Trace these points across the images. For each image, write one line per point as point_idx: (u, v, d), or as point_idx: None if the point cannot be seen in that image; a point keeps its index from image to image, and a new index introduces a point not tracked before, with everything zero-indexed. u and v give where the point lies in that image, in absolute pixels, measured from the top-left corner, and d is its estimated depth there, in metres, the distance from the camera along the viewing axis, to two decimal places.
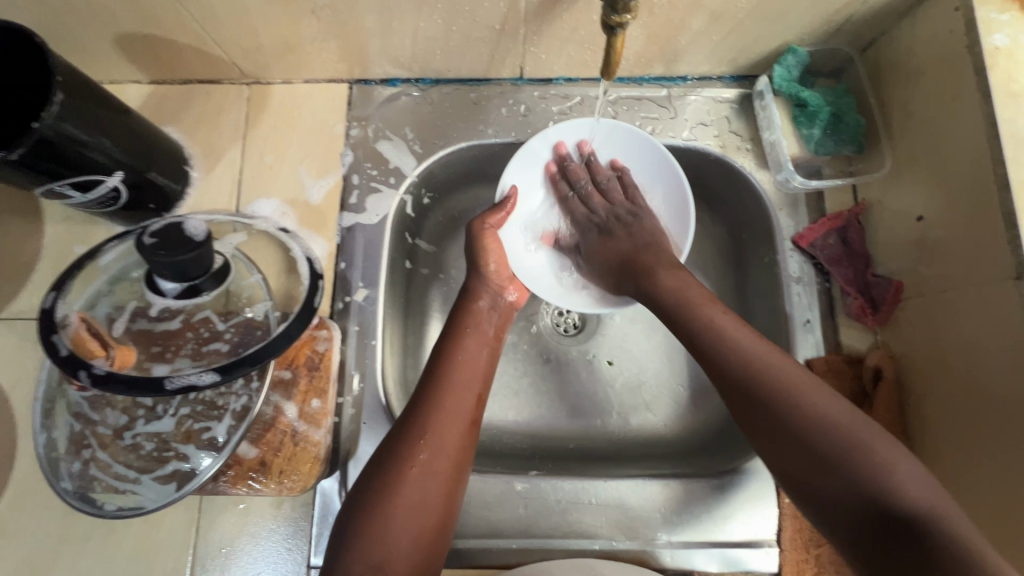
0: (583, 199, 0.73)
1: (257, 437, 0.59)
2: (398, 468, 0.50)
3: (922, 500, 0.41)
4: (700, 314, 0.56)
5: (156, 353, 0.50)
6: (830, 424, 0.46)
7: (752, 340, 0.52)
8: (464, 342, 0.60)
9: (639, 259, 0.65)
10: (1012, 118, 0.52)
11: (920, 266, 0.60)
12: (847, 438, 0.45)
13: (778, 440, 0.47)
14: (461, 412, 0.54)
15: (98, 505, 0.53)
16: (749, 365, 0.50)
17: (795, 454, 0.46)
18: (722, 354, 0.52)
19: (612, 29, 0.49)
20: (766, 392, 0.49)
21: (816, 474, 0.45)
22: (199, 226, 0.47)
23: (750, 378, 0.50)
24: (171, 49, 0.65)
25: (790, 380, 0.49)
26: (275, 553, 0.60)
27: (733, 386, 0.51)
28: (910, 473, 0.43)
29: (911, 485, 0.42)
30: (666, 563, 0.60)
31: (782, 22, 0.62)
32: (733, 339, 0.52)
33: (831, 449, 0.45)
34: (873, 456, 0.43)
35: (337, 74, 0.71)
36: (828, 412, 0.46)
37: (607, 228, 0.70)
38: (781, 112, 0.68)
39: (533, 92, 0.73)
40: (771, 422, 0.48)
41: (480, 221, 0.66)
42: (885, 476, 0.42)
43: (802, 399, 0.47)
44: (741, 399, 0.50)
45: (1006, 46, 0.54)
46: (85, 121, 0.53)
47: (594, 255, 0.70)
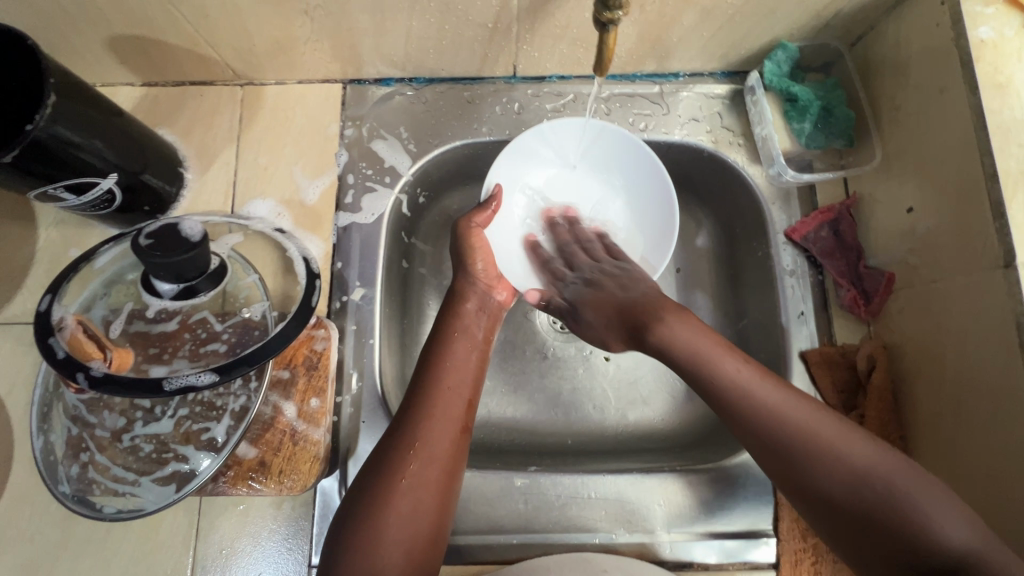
0: (568, 257, 0.72)
1: (256, 437, 0.59)
2: (389, 477, 0.50)
3: (965, 544, 0.41)
4: (716, 370, 0.53)
5: (153, 355, 0.50)
6: (866, 477, 0.45)
7: (776, 394, 0.50)
8: (454, 348, 0.60)
9: (637, 309, 0.61)
10: (998, 108, 0.53)
11: (911, 257, 0.61)
12: (884, 485, 0.44)
13: (812, 498, 0.47)
14: (450, 419, 0.54)
15: (97, 508, 0.53)
16: (772, 419, 0.49)
17: (830, 511, 0.46)
18: (744, 408, 0.51)
19: (604, 26, 0.49)
20: (795, 451, 0.47)
21: (855, 527, 0.44)
22: (195, 226, 0.47)
23: (776, 438, 0.49)
24: (163, 51, 0.65)
25: (815, 435, 0.47)
26: (276, 554, 0.59)
27: (761, 445, 0.49)
28: (949, 517, 0.42)
29: (953, 530, 0.41)
30: (665, 555, 0.61)
31: (772, 18, 0.63)
32: (754, 395, 0.51)
33: (868, 505, 0.44)
34: (915, 506, 0.43)
35: (331, 74, 0.71)
36: (860, 461, 0.45)
37: (595, 281, 0.68)
38: (772, 107, 0.69)
39: (526, 90, 0.73)
40: (804, 481, 0.47)
41: (467, 219, 0.66)
42: (925, 524, 0.42)
43: (833, 449, 0.46)
44: (771, 459, 0.49)
45: (991, 38, 0.55)
46: (79, 124, 0.53)
47: (587, 306, 0.66)
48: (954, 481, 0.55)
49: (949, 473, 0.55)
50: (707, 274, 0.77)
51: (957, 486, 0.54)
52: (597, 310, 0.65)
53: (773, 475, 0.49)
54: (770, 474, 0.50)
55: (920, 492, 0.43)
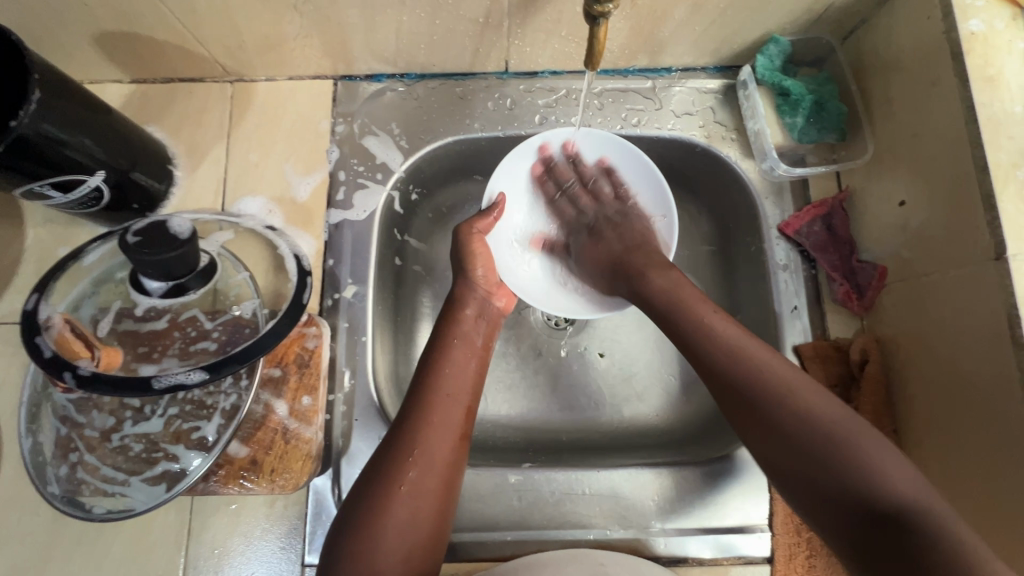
0: (572, 199, 0.73)
1: (247, 436, 0.58)
2: (386, 488, 0.49)
3: (902, 490, 0.41)
4: (690, 316, 0.55)
5: (141, 353, 0.49)
6: (821, 423, 0.45)
7: (747, 343, 0.52)
8: (452, 354, 0.59)
9: (628, 259, 0.66)
10: (989, 101, 0.53)
11: (903, 251, 0.61)
12: (830, 429, 0.45)
13: (768, 439, 0.47)
14: (448, 427, 0.53)
15: (87, 508, 0.53)
16: (736, 364, 0.50)
17: (783, 454, 0.46)
18: (713, 354, 0.52)
19: (595, 19, 0.49)
20: (752, 387, 0.49)
21: (800, 470, 0.45)
22: (184, 223, 0.47)
23: (737, 374, 0.50)
24: (151, 47, 0.64)
25: (778, 379, 0.48)
26: (268, 554, 0.59)
27: (725, 388, 0.51)
28: (891, 464, 0.43)
29: (893, 475, 0.42)
30: (659, 551, 0.60)
31: (763, 12, 0.62)
32: (725, 340, 0.52)
33: (820, 449, 0.44)
34: (863, 451, 0.43)
35: (321, 70, 0.71)
36: (812, 405, 0.46)
37: (597, 230, 0.72)
38: (765, 101, 0.69)
39: (519, 86, 0.73)
40: (761, 422, 0.48)
41: (468, 225, 0.66)
42: (866, 467, 0.43)
43: (789, 394, 0.47)
44: (733, 401, 0.50)
45: (981, 31, 0.55)
46: (66, 121, 0.52)
47: (585, 257, 0.71)
48: (947, 475, 0.55)
49: (943, 466, 0.55)
50: (700, 270, 0.76)
51: (950, 481, 0.54)
52: (592, 260, 0.70)
53: (733, 418, 0.50)
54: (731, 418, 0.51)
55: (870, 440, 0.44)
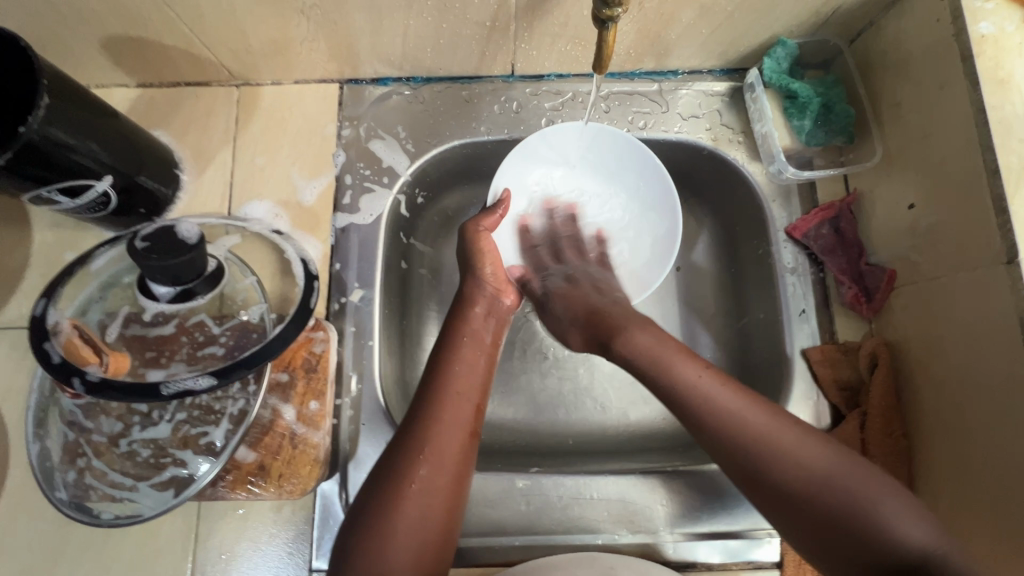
0: (555, 250, 0.72)
1: (255, 442, 0.58)
2: (397, 485, 0.49)
3: (925, 548, 0.41)
4: (675, 376, 0.53)
5: (150, 358, 0.49)
6: (832, 483, 0.44)
7: (740, 403, 0.49)
8: (461, 352, 0.59)
9: (607, 313, 0.61)
10: (1000, 104, 0.53)
11: (913, 253, 0.60)
12: (842, 493, 0.44)
13: (778, 501, 0.46)
14: (459, 424, 0.53)
15: (94, 514, 0.53)
16: (734, 431, 0.48)
17: (794, 516, 0.45)
18: (707, 419, 0.50)
19: (604, 23, 0.49)
20: (754, 454, 0.47)
21: (817, 533, 0.44)
22: (192, 229, 0.47)
23: (736, 440, 0.48)
24: (158, 51, 0.64)
25: (777, 442, 0.47)
26: (276, 559, 0.59)
27: (723, 451, 0.49)
28: (908, 524, 0.42)
29: (913, 535, 0.42)
30: (669, 556, 0.60)
31: (771, 14, 0.62)
32: (715, 403, 0.50)
33: (834, 509, 0.44)
34: (879, 512, 0.43)
35: (327, 74, 0.71)
36: (820, 469, 0.45)
37: (574, 277, 0.68)
38: (772, 104, 0.69)
39: (525, 89, 0.72)
40: (767, 486, 0.46)
41: (474, 223, 0.66)
42: (887, 530, 0.42)
43: (795, 460, 0.46)
44: (733, 463, 0.48)
45: (991, 33, 0.54)
46: (73, 127, 0.52)
47: (559, 298, 0.66)
48: (958, 479, 0.54)
49: (954, 469, 0.55)
50: (707, 273, 0.76)
51: (960, 485, 0.54)
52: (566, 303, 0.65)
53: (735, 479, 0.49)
54: (734, 478, 0.49)
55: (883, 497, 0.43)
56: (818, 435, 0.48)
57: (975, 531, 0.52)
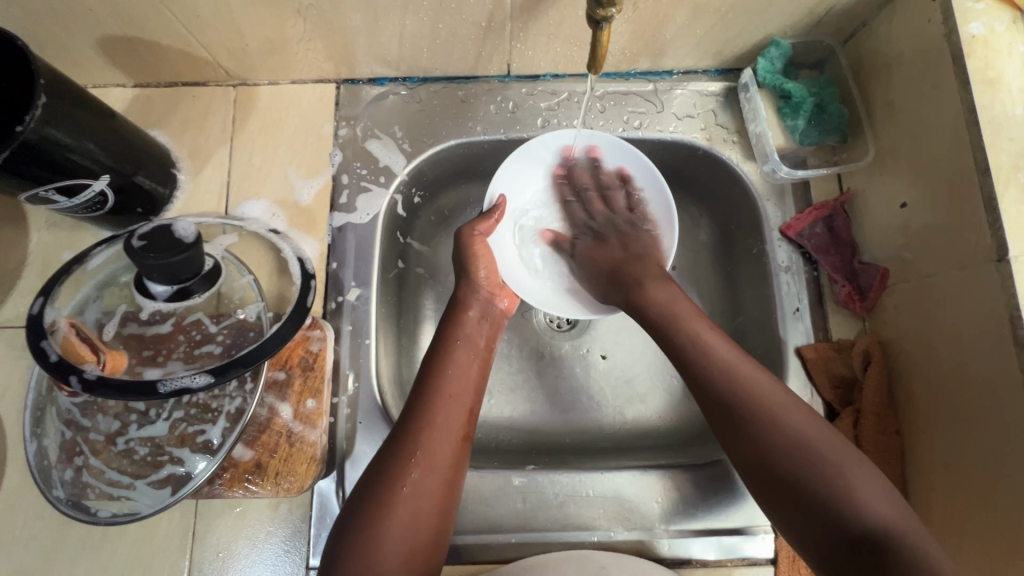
0: (585, 205, 0.73)
1: (252, 439, 0.58)
2: (389, 488, 0.49)
3: (882, 518, 0.43)
4: (683, 332, 0.55)
5: (147, 357, 0.49)
6: (807, 446, 0.46)
7: (734, 358, 0.52)
8: (455, 355, 0.59)
9: (627, 271, 0.65)
10: (990, 104, 0.53)
11: (905, 252, 0.61)
12: (814, 455, 0.46)
13: (751, 456, 0.48)
14: (451, 428, 0.53)
15: (91, 512, 0.53)
16: (728, 384, 0.51)
17: (763, 470, 0.47)
18: (705, 373, 0.52)
19: (598, 23, 0.49)
20: (741, 408, 0.49)
21: (782, 491, 0.46)
22: (189, 227, 0.47)
23: (728, 394, 0.50)
24: (155, 51, 0.65)
25: (761, 397, 0.49)
26: (273, 556, 0.59)
27: (710, 402, 0.51)
28: (873, 493, 0.44)
29: (874, 504, 0.43)
30: (663, 553, 0.60)
31: (764, 15, 0.63)
32: (714, 354, 0.53)
33: (800, 469, 0.45)
34: (845, 477, 0.44)
35: (324, 74, 0.71)
36: (800, 430, 0.47)
37: (603, 235, 0.71)
38: (766, 104, 0.69)
39: (521, 89, 0.73)
40: (745, 439, 0.48)
41: (469, 227, 0.66)
42: (849, 495, 0.44)
43: (777, 416, 0.48)
44: (718, 415, 0.50)
45: (982, 34, 0.55)
46: (70, 126, 0.52)
47: (585, 259, 0.70)
48: (950, 476, 0.55)
49: (946, 467, 0.55)
50: (702, 272, 0.77)
51: (952, 482, 0.55)
52: (591, 263, 0.69)
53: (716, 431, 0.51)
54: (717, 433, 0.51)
55: (849, 466, 0.45)
56: (802, 402, 0.49)
57: (967, 532, 0.53)
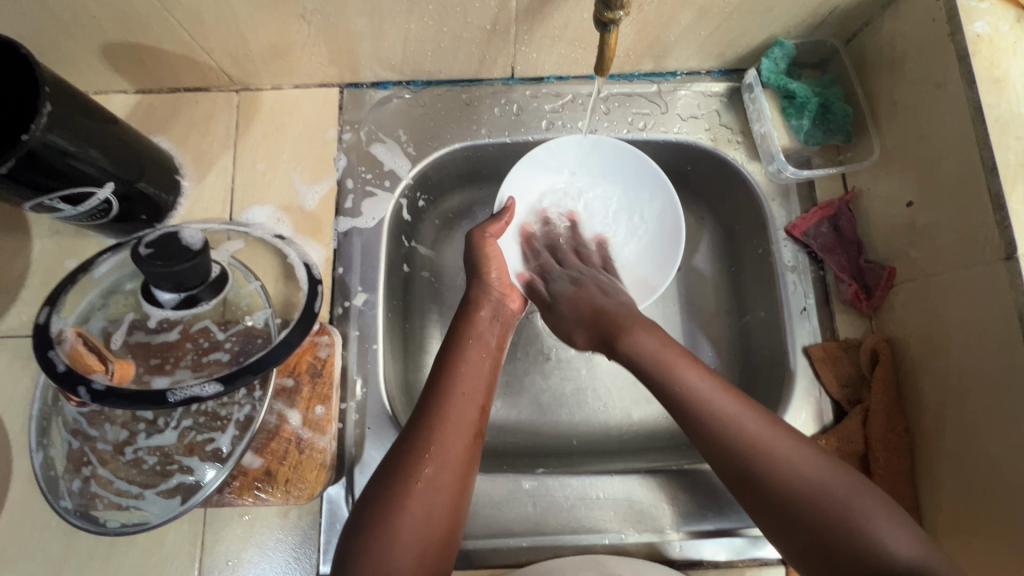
0: (564, 255, 0.72)
1: (261, 447, 0.58)
2: (402, 485, 0.49)
3: (906, 560, 0.42)
4: (675, 376, 0.54)
5: (154, 365, 0.49)
6: (822, 493, 0.46)
7: (738, 409, 0.51)
8: (467, 354, 0.59)
9: (612, 314, 0.62)
10: (995, 102, 0.53)
11: (912, 250, 0.61)
12: (832, 502, 0.45)
13: (770, 510, 0.47)
14: (463, 425, 0.53)
15: (101, 523, 0.52)
16: (731, 436, 0.50)
17: (779, 519, 0.47)
18: (706, 425, 0.51)
19: (605, 26, 0.49)
20: (749, 461, 0.48)
21: (807, 542, 0.45)
22: (196, 235, 0.47)
23: (732, 448, 0.49)
24: (157, 57, 0.64)
25: (771, 450, 0.48)
26: (283, 563, 0.59)
27: (718, 454, 0.50)
28: (895, 536, 0.43)
29: (897, 548, 0.43)
30: (674, 555, 0.60)
31: (768, 16, 0.63)
32: (717, 407, 0.51)
33: (819, 519, 0.45)
34: (867, 527, 0.44)
35: (328, 78, 0.71)
36: (813, 477, 0.46)
37: (581, 280, 0.67)
38: (770, 104, 0.69)
39: (525, 91, 0.73)
40: (761, 493, 0.48)
41: (481, 230, 0.66)
42: (871, 543, 0.43)
43: (791, 468, 0.47)
44: (730, 466, 0.49)
45: (986, 33, 0.55)
46: (74, 133, 0.52)
47: (566, 301, 0.65)
48: (959, 476, 0.55)
49: (955, 466, 0.55)
50: (708, 273, 0.77)
51: (963, 479, 0.55)
52: (572, 304, 0.65)
53: (732, 483, 0.50)
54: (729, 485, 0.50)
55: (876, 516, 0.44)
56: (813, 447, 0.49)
57: (980, 525, 0.53)
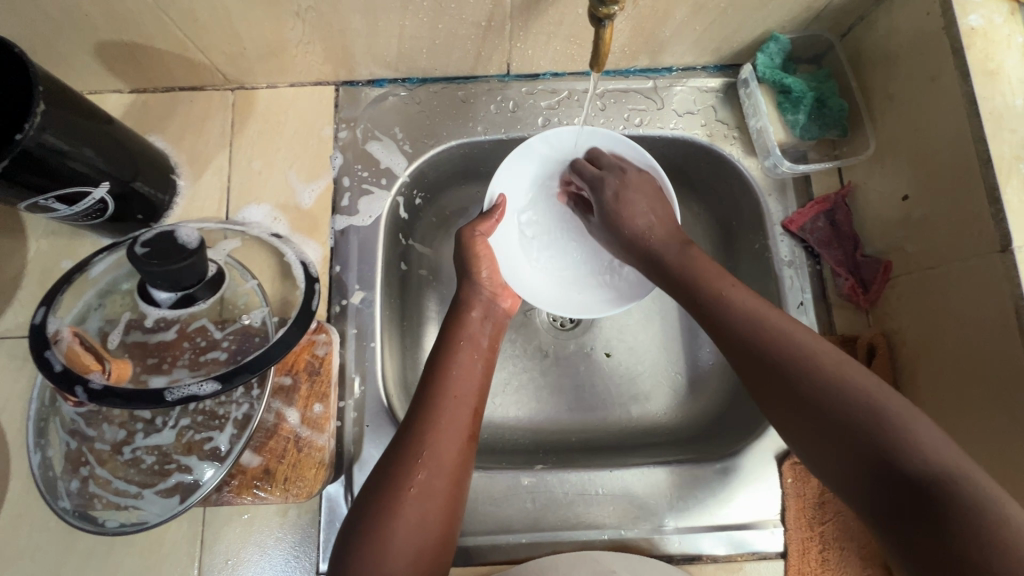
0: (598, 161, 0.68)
1: (259, 445, 0.58)
2: (396, 490, 0.49)
3: (936, 458, 0.39)
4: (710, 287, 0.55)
5: (151, 365, 0.49)
6: (853, 391, 0.44)
7: (772, 315, 0.51)
8: (458, 355, 0.59)
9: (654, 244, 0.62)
10: (990, 95, 0.54)
11: (907, 244, 0.61)
12: (864, 398, 0.43)
13: (799, 410, 0.46)
14: (457, 429, 0.53)
15: (98, 522, 0.52)
16: (761, 337, 0.50)
17: (807, 418, 0.45)
18: (739, 328, 0.51)
19: (600, 21, 0.49)
20: (778, 359, 0.48)
21: (835, 442, 0.44)
22: (192, 233, 0.46)
23: (761, 347, 0.49)
24: (152, 56, 0.64)
25: (802, 350, 0.48)
26: (282, 562, 0.59)
27: (749, 357, 0.50)
28: (929, 434, 0.41)
29: (929, 445, 0.40)
30: (673, 550, 0.61)
31: (763, 11, 0.63)
32: (748, 313, 0.52)
33: (847, 415, 0.43)
34: (900, 423, 0.41)
35: (323, 76, 0.71)
36: (843, 377, 0.45)
37: (623, 195, 0.64)
38: (766, 99, 0.69)
39: (521, 88, 0.73)
40: (789, 391, 0.47)
41: (470, 228, 0.65)
42: (900, 436, 0.41)
43: (821, 366, 0.46)
44: (759, 370, 0.49)
45: (980, 26, 0.55)
46: (68, 133, 0.52)
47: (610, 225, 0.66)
48: None
49: None
50: None
51: None
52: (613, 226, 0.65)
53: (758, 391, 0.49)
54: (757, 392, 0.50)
55: (906, 414, 0.42)
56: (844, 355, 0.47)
57: None
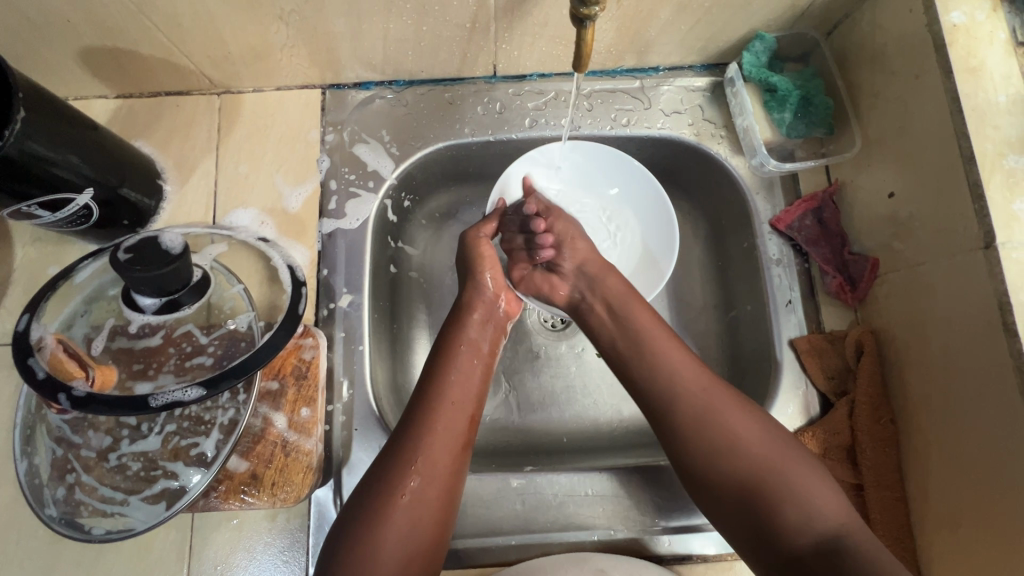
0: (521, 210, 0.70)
1: (247, 450, 0.58)
2: (387, 496, 0.49)
3: (827, 515, 0.46)
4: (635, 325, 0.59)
5: (137, 371, 0.48)
6: (755, 451, 0.49)
7: (683, 364, 0.55)
8: (457, 361, 0.59)
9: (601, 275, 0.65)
10: (973, 92, 0.53)
11: (894, 241, 0.61)
12: (763, 460, 0.49)
13: (703, 460, 0.50)
14: (452, 435, 0.53)
15: (86, 529, 0.52)
16: (672, 390, 0.54)
17: (711, 472, 0.50)
18: (656, 378, 0.55)
19: (582, 22, 0.49)
20: (688, 415, 0.52)
21: (734, 496, 0.49)
22: (175, 239, 0.46)
23: (673, 400, 0.53)
24: (136, 61, 0.64)
25: (712, 404, 0.52)
26: (272, 567, 0.59)
27: (663, 409, 0.53)
28: (818, 493, 0.47)
29: (821, 503, 0.47)
30: (662, 551, 0.60)
31: (747, 10, 0.63)
32: (667, 364, 0.55)
33: (751, 473, 0.49)
34: (792, 480, 0.48)
35: (309, 79, 0.70)
36: (746, 435, 0.50)
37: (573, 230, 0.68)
38: (752, 97, 0.69)
39: (508, 89, 0.73)
40: (697, 442, 0.51)
41: (475, 230, 0.68)
42: (798, 494, 0.47)
43: (732, 428, 0.51)
44: (674, 422, 0.52)
45: (963, 22, 0.55)
46: (52, 140, 0.52)
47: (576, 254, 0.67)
48: (943, 466, 0.55)
49: (939, 458, 0.56)
50: (695, 268, 0.77)
51: (948, 471, 0.55)
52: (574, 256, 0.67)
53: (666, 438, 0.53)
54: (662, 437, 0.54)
55: (794, 471, 0.48)
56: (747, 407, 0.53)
57: (965, 517, 0.53)
